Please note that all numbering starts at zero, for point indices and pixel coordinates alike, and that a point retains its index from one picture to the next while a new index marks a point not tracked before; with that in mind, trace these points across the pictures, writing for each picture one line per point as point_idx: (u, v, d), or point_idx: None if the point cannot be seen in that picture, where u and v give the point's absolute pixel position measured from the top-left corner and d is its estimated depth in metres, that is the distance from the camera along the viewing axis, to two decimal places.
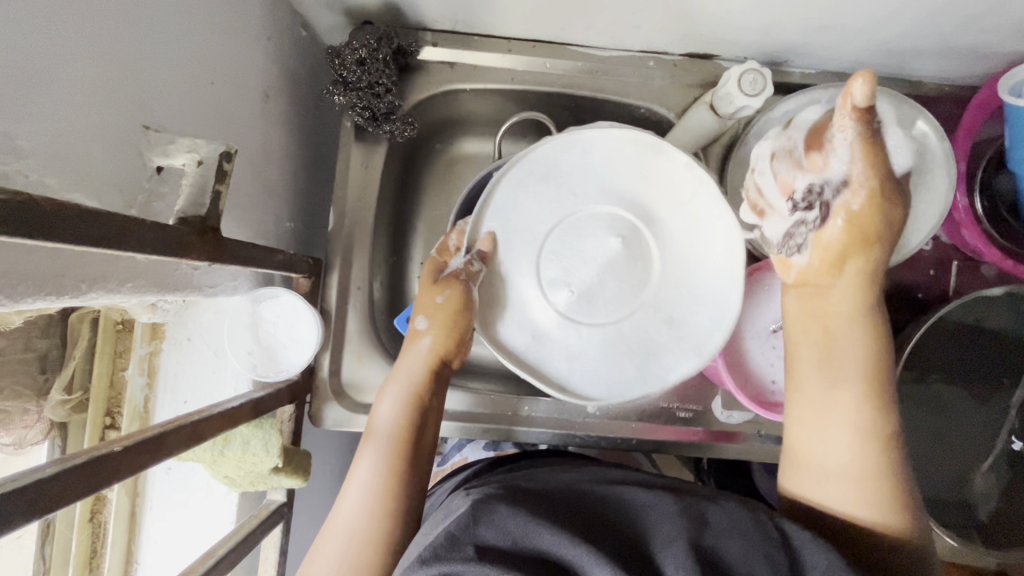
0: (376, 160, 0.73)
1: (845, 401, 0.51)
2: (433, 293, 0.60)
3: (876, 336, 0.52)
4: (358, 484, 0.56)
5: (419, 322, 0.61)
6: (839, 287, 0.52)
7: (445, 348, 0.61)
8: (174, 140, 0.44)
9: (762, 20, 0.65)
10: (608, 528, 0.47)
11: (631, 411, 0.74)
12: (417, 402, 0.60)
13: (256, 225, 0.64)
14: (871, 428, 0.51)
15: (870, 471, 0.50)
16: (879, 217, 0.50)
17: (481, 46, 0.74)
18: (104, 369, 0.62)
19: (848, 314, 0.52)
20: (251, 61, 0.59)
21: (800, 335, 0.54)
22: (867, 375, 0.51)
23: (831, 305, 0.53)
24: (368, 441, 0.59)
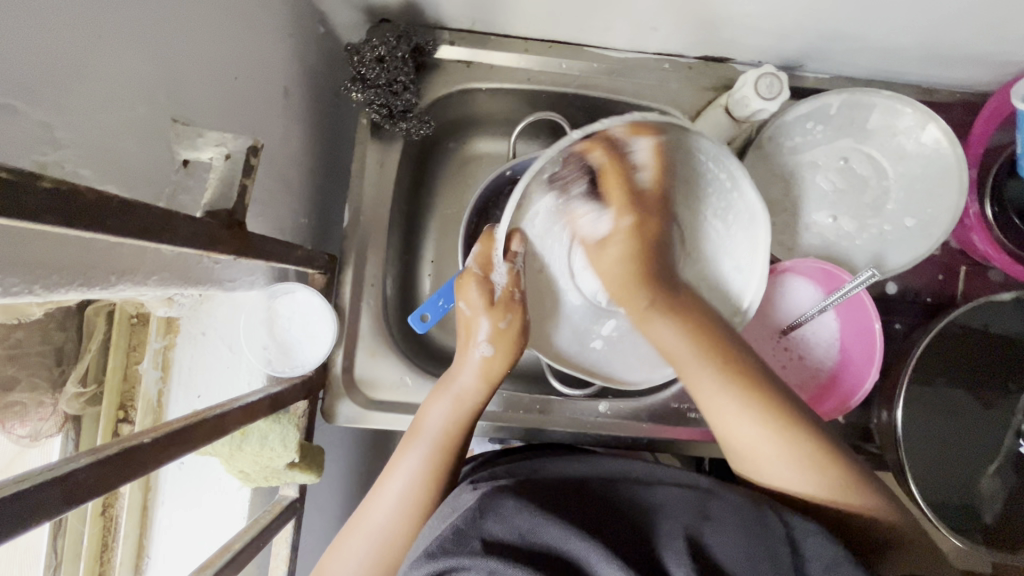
0: (391, 157, 0.74)
1: (754, 413, 0.54)
2: (495, 317, 0.63)
3: (692, 326, 0.58)
4: (396, 487, 0.58)
5: (483, 346, 0.63)
6: (659, 296, 0.60)
7: (494, 363, 0.63)
8: (202, 134, 0.45)
9: (780, 25, 0.65)
10: (615, 523, 0.48)
11: (641, 411, 0.74)
12: (468, 420, 0.62)
13: (274, 220, 0.64)
14: (767, 403, 0.54)
15: (791, 438, 0.53)
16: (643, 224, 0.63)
17: (498, 45, 0.74)
18: (118, 361, 0.62)
19: (663, 308, 0.60)
20: (273, 56, 0.59)
21: (694, 374, 0.57)
22: (732, 370, 0.55)
23: (658, 312, 0.60)
24: (414, 440, 0.60)
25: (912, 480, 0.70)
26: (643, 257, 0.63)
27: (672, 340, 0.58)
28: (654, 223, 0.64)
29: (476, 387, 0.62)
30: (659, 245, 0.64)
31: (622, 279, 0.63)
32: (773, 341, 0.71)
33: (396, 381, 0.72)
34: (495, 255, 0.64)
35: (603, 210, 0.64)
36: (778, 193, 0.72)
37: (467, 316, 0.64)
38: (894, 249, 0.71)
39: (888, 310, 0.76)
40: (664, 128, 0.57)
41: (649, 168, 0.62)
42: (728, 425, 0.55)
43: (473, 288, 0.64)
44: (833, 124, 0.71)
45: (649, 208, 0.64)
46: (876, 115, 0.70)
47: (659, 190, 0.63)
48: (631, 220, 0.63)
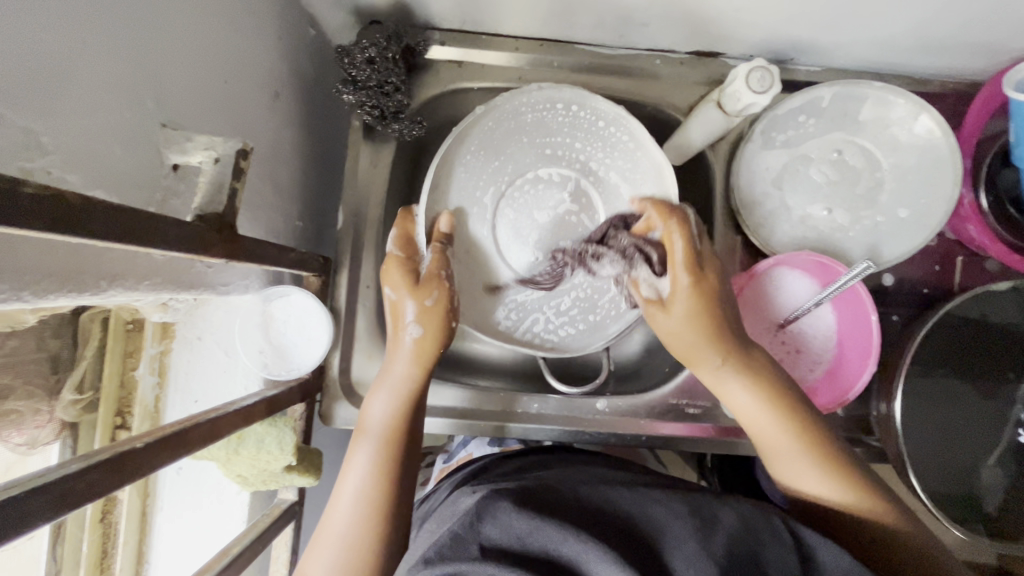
0: (384, 159, 0.74)
1: (793, 443, 0.56)
2: (421, 297, 0.62)
3: (768, 388, 0.58)
4: (350, 487, 0.57)
5: (411, 328, 0.62)
6: (737, 358, 0.59)
7: (426, 345, 0.62)
8: (191, 138, 0.44)
9: (770, 18, 0.65)
10: (615, 527, 0.47)
11: (639, 408, 0.74)
12: (407, 407, 0.61)
13: (267, 224, 0.64)
14: (827, 461, 0.55)
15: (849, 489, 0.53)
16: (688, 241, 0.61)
17: (489, 45, 0.74)
18: (114, 368, 0.62)
19: (737, 370, 0.59)
20: (262, 59, 0.59)
21: (763, 435, 0.57)
22: (778, 398, 0.58)
23: (732, 376, 0.59)
24: (361, 439, 0.60)
25: (911, 472, 0.70)
26: (717, 334, 0.59)
27: (743, 402, 0.59)
28: (713, 275, 0.61)
29: (411, 371, 0.62)
30: (727, 295, 0.61)
31: (691, 327, 0.59)
32: (769, 336, 0.70)
33: None
34: (418, 239, 0.66)
35: (662, 282, 0.62)
36: (772, 187, 0.72)
37: (396, 301, 0.63)
38: (890, 242, 0.70)
39: (885, 302, 0.76)
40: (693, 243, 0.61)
41: (677, 290, 0.60)
42: (767, 449, 0.58)
43: (394, 273, 0.64)
44: (825, 117, 0.71)
45: (709, 271, 0.61)
46: (868, 107, 0.70)
47: (698, 254, 0.61)
48: (693, 282, 0.60)
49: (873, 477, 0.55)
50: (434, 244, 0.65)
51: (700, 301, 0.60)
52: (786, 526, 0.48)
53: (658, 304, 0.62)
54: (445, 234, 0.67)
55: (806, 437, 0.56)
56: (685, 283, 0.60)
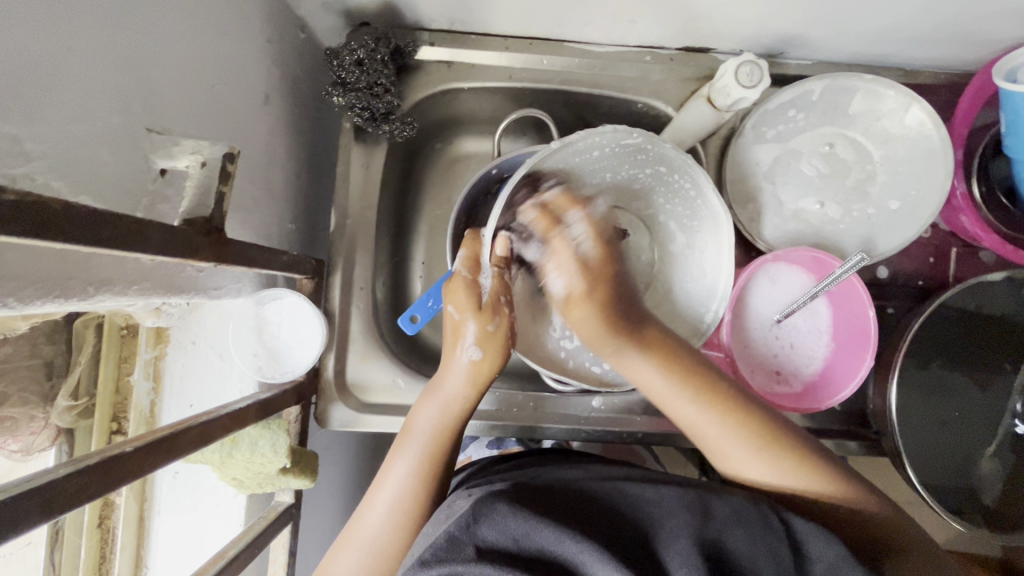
0: (376, 160, 0.74)
1: (710, 421, 0.56)
2: (482, 322, 0.62)
3: (663, 357, 0.59)
4: (387, 495, 0.57)
5: (470, 350, 0.62)
6: (625, 335, 0.60)
7: (483, 367, 0.62)
8: (178, 142, 0.44)
9: (758, 13, 0.65)
10: (611, 523, 0.47)
11: (634, 405, 0.74)
12: (455, 424, 0.61)
13: (258, 227, 0.64)
14: (730, 420, 0.55)
15: (758, 444, 0.54)
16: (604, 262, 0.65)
17: (478, 44, 0.74)
18: (109, 373, 0.62)
19: (629, 345, 0.60)
20: (250, 63, 0.59)
21: (668, 403, 0.58)
22: (677, 370, 0.58)
23: (632, 352, 0.60)
24: (407, 441, 0.60)
25: (908, 465, 0.70)
26: (604, 305, 0.62)
27: (650, 378, 0.59)
28: (608, 263, 0.65)
29: (464, 392, 0.61)
30: (618, 292, 0.63)
31: (590, 317, 0.62)
32: (765, 331, 0.70)
33: (388, 383, 0.72)
34: (481, 258, 0.64)
35: (558, 265, 0.64)
36: (764, 181, 0.72)
37: (455, 319, 0.63)
38: (883, 234, 0.70)
39: (880, 295, 0.76)
40: (593, 214, 0.67)
41: (563, 276, 0.64)
42: (684, 425, 0.58)
43: (461, 292, 0.63)
44: (815, 110, 0.71)
45: (597, 276, 0.64)
46: (858, 99, 0.70)
47: (603, 256, 0.65)
48: (581, 288, 0.63)
49: (815, 449, 0.55)
50: (495, 268, 0.64)
51: (574, 260, 0.64)
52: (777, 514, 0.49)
53: (563, 302, 0.64)
54: (503, 259, 0.64)
55: (726, 403, 0.56)
56: (579, 291, 0.63)
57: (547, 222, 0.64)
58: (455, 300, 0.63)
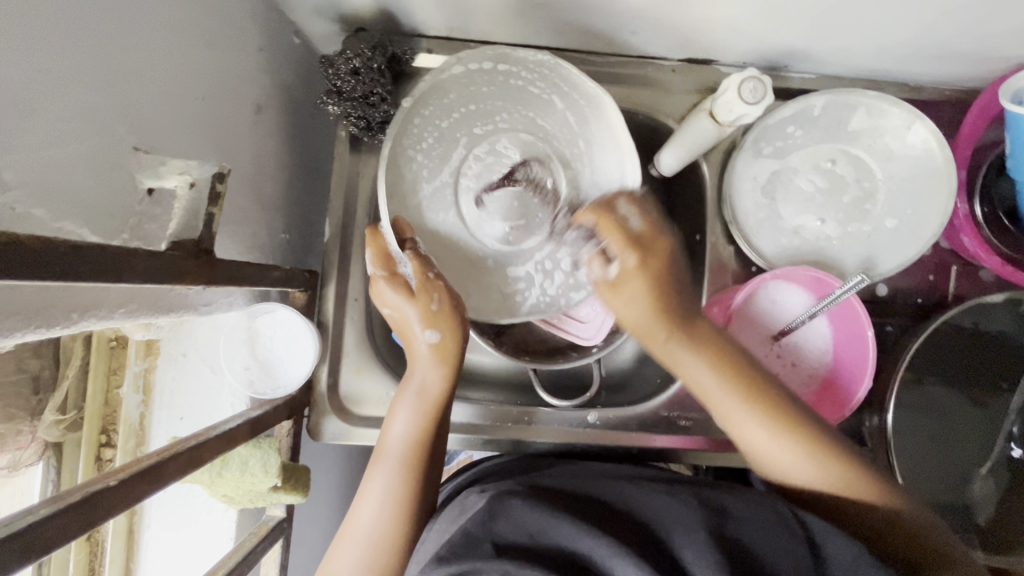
0: (372, 169, 0.72)
1: (761, 432, 0.55)
2: (422, 303, 0.61)
3: (717, 356, 0.56)
4: (375, 497, 0.58)
5: (425, 335, 0.61)
6: (684, 329, 0.57)
7: (449, 345, 0.61)
8: (164, 162, 0.44)
9: (760, 27, 0.64)
10: (625, 519, 0.48)
11: (630, 420, 0.73)
12: (427, 422, 0.61)
13: (250, 239, 0.63)
14: (808, 439, 0.54)
15: (816, 452, 0.53)
16: (666, 266, 0.57)
17: (477, 53, 0.73)
18: (98, 386, 0.61)
19: (687, 340, 0.57)
20: (242, 72, 0.58)
21: (720, 402, 0.56)
22: (727, 365, 0.56)
23: (682, 344, 0.57)
24: (379, 462, 0.60)
25: (902, 483, 0.70)
26: (661, 291, 0.56)
27: (702, 376, 0.56)
28: (658, 256, 0.57)
29: (435, 378, 0.61)
30: (675, 273, 0.57)
31: (651, 315, 0.56)
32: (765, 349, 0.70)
33: (382, 397, 0.71)
34: (392, 250, 0.62)
35: (607, 243, 0.57)
36: (764, 197, 0.71)
37: (399, 314, 0.62)
38: (884, 253, 0.69)
39: (879, 313, 0.75)
40: (605, 208, 0.58)
41: (631, 251, 0.56)
42: (747, 446, 0.56)
43: (387, 290, 0.62)
44: (818, 125, 0.70)
45: (654, 249, 0.57)
46: (862, 115, 0.69)
47: (653, 233, 0.58)
48: (636, 261, 0.56)
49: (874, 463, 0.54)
50: (411, 251, 0.62)
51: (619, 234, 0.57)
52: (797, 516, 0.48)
53: (608, 286, 0.58)
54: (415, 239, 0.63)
55: (779, 411, 0.55)
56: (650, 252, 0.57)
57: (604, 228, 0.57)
58: (386, 298, 0.62)
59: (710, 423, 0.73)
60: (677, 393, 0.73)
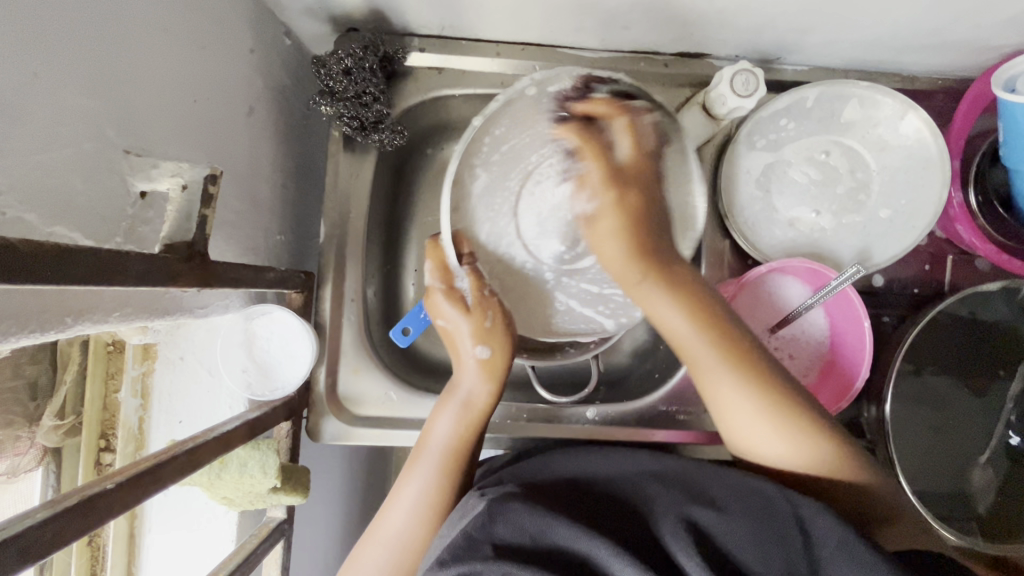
0: (366, 169, 0.72)
1: (733, 390, 0.55)
2: (478, 318, 0.64)
3: (692, 306, 0.57)
4: (408, 500, 0.57)
5: (476, 349, 0.63)
6: (662, 273, 0.59)
7: (500, 360, 0.64)
8: (158, 164, 0.43)
9: (751, 19, 0.64)
10: (614, 520, 0.48)
11: (628, 415, 0.73)
12: (468, 428, 0.61)
13: (245, 241, 0.63)
14: (783, 399, 0.54)
15: (786, 408, 0.54)
16: (654, 202, 0.62)
17: (469, 51, 0.73)
18: (96, 391, 0.61)
19: (663, 284, 0.58)
20: (233, 73, 0.58)
21: (701, 361, 0.56)
22: (704, 322, 0.57)
23: (660, 296, 0.58)
24: (421, 457, 0.59)
25: (902, 473, 0.70)
26: (645, 235, 0.60)
27: (676, 323, 0.57)
28: (653, 179, 0.63)
29: (484, 388, 0.62)
30: (650, 200, 0.62)
31: (633, 259, 0.60)
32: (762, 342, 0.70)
33: (381, 396, 0.71)
34: (450, 262, 0.65)
35: (616, 140, 0.62)
36: (759, 190, 0.71)
37: (452, 328, 0.65)
38: (879, 244, 0.70)
39: (876, 304, 0.75)
40: (627, 110, 0.62)
41: (624, 142, 0.62)
42: (719, 408, 0.56)
43: (444, 303, 0.65)
44: (810, 117, 0.70)
45: (632, 181, 0.62)
46: (854, 106, 0.69)
47: (638, 157, 0.63)
48: (615, 194, 0.62)
49: (845, 434, 0.55)
50: (468, 268, 0.65)
51: (634, 142, 0.62)
52: (787, 502, 0.48)
53: (589, 219, 0.64)
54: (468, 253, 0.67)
55: (756, 372, 0.55)
56: (632, 157, 0.62)
57: (575, 125, 0.63)
58: (441, 314, 0.65)
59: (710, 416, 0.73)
60: (675, 387, 0.74)
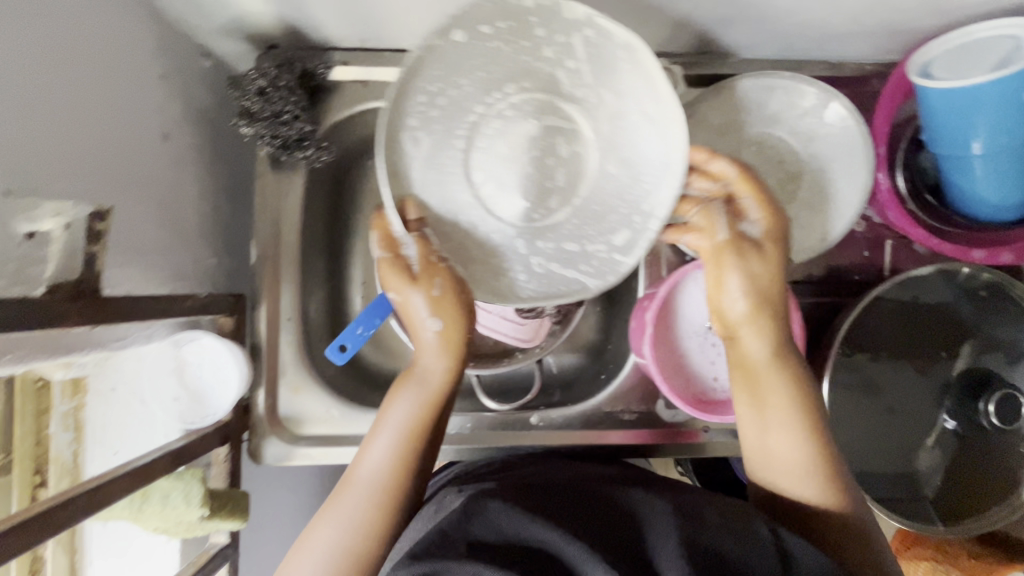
0: (297, 187, 0.72)
1: (782, 418, 0.56)
2: (423, 289, 0.59)
3: (777, 336, 0.58)
4: (340, 516, 0.54)
5: (430, 322, 0.59)
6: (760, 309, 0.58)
7: (453, 337, 0.60)
8: (39, 203, 0.44)
9: (668, 16, 0.64)
10: (600, 523, 0.48)
11: (574, 418, 0.73)
12: (413, 439, 0.57)
13: (169, 268, 0.63)
14: (818, 444, 0.55)
15: (823, 456, 0.55)
16: (782, 238, 0.60)
17: (392, 61, 0.72)
18: (26, 427, 0.59)
19: (752, 314, 0.58)
20: (140, 100, 0.57)
21: (754, 374, 0.58)
22: (779, 352, 0.57)
23: (749, 318, 0.58)
24: (350, 486, 0.55)
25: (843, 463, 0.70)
26: (773, 276, 0.59)
27: (754, 340, 0.58)
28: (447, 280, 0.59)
29: (443, 364, 0.59)
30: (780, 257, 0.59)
31: (717, 267, 0.60)
32: (699, 338, 0.70)
33: (324, 414, 0.71)
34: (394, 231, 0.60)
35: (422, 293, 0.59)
36: None
37: (399, 299, 0.60)
38: (808, 233, 0.69)
39: (817, 293, 0.75)
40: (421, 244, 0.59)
41: (425, 298, 0.59)
42: (765, 433, 0.56)
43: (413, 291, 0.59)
44: (736, 110, 0.69)
45: (449, 288, 0.59)
46: (779, 96, 0.68)
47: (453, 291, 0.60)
48: (433, 294, 0.59)
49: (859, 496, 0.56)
50: (415, 233, 0.59)
51: (402, 260, 0.60)
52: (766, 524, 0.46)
53: (737, 245, 0.59)
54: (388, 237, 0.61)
55: (806, 411, 0.56)
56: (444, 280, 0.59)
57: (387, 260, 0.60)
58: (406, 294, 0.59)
59: (655, 415, 0.73)
60: (618, 388, 0.74)
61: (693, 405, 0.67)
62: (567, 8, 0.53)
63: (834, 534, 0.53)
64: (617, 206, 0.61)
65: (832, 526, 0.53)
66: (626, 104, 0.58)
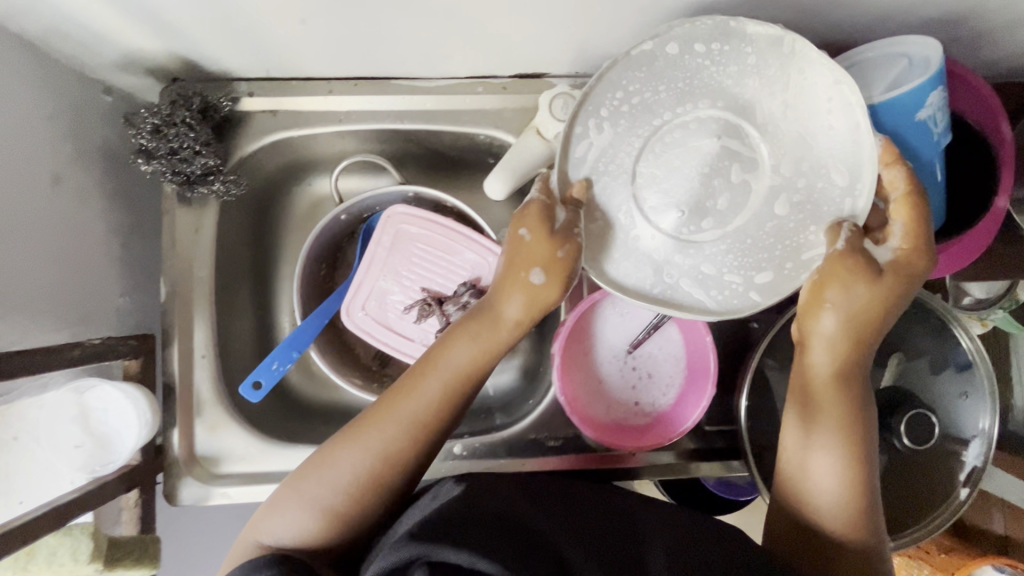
0: (208, 221, 0.71)
1: (829, 421, 0.54)
2: (552, 247, 0.54)
3: (855, 332, 0.53)
4: (342, 474, 0.54)
5: (535, 275, 0.55)
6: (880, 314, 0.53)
7: (530, 305, 0.57)
8: None
9: (566, 41, 0.63)
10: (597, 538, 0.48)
11: (498, 446, 0.72)
12: (440, 406, 0.56)
13: (68, 314, 0.62)
14: (856, 466, 0.54)
15: (858, 478, 0.54)
16: (921, 261, 0.53)
17: (300, 90, 0.70)
18: None
19: (870, 312, 0.53)
20: (21, 146, 0.56)
21: (821, 369, 0.55)
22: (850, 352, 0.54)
23: (840, 308, 0.53)
24: (367, 433, 0.55)
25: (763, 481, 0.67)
26: (904, 279, 0.53)
27: (829, 325, 0.53)
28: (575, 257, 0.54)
29: (518, 319, 0.57)
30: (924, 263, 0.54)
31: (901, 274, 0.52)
32: (618, 361, 0.69)
33: (241, 451, 0.70)
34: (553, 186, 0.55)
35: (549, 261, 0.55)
36: None
37: (528, 244, 0.55)
38: None
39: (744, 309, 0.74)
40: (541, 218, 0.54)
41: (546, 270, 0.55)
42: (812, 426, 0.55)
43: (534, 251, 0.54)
44: None
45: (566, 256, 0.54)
46: None
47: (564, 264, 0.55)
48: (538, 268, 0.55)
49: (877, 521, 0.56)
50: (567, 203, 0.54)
51: (548, 226, 0.54)
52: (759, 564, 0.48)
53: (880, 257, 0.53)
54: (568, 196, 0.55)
55: (857, 423, 0.55)
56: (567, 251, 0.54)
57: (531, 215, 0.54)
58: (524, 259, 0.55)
59: (579, 440, 0.72)
60: (542, 414, 0.73)
61: (607, 431, 0.67)
62: (786, 41, 0.51)
63: (837, 552, 0.54)
64: (774, 244, 0.54)
65: (838, 543, 0.54)
66: (825, 132, 0.52)
